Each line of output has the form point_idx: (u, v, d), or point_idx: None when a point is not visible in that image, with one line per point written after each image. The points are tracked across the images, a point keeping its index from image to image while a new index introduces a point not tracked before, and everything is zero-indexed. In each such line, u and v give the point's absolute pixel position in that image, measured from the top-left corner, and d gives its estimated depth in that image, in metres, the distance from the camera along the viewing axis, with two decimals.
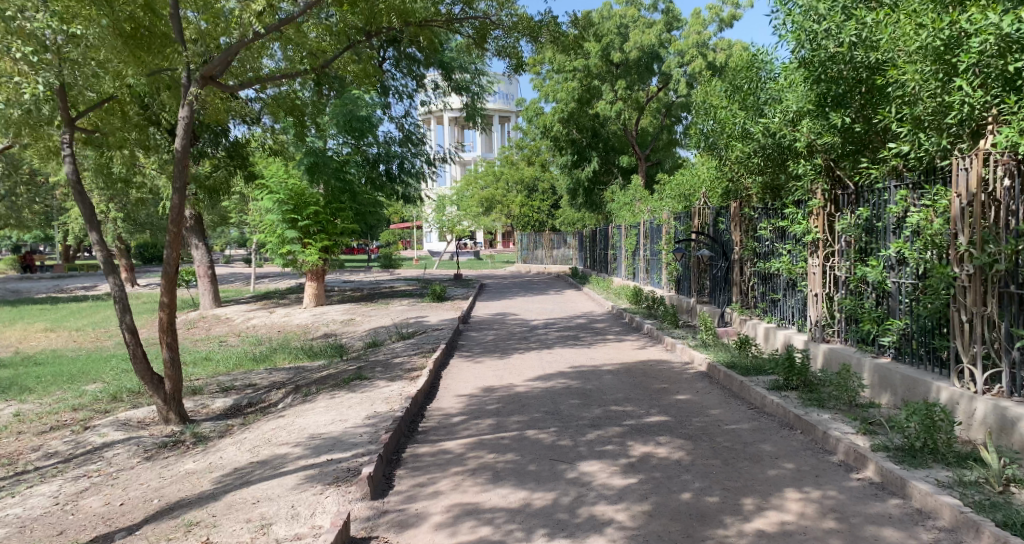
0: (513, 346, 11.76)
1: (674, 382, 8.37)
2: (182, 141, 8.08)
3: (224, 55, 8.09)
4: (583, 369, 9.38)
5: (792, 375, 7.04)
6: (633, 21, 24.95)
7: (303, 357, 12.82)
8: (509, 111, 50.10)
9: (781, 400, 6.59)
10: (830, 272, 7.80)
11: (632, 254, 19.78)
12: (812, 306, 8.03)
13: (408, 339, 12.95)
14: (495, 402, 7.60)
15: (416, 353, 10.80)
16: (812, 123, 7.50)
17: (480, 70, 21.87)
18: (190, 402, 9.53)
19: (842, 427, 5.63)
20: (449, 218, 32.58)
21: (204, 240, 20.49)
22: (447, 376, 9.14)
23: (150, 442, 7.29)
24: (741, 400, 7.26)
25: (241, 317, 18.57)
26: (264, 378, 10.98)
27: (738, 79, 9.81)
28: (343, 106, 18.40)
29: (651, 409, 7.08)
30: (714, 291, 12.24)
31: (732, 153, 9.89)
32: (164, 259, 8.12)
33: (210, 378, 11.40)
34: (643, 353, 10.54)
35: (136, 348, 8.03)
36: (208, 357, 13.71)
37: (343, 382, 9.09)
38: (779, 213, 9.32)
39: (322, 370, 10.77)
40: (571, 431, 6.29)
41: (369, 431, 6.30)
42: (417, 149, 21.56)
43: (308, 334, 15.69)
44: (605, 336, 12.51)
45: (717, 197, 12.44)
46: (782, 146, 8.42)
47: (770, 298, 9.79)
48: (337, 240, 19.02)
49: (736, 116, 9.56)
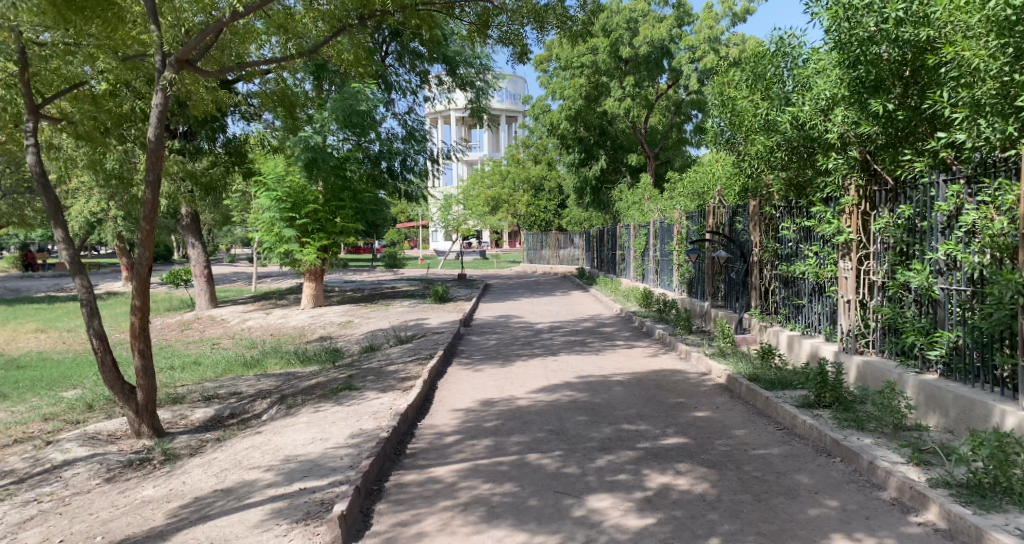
0: (516, 352, 11.05)
1: (691, 396, 7.63)
2: (155, 131, 7.43)
3: (201, 36, 7.40)
4: (591, 380, 8.66)
5: (824, 391, 6.32)
6: (642, 15, 24.02)
7: (295, 363, 12.14)
8: (515, 110, 49.58)
9: (815, 422, 5.87)
10: (865, 276, 7.12)
11: (641, 256, 19.06)
12: (844, 313, 7.35)
13: (406, 344, 12.25)
14: (495, 418, 6.89)
15: (413, 360, 10.10)
16: (846, 112, 6.78)
17: (486, 65, 21.11)
18: (169, 412, 8.86)
19: (890, 456, 4.90)
20: (454, 218, 31.91)
21: (200, 239, 19.91)
22: (444, 387, 8.44)
23: (114, 460, 6.62)
24: (767, 419, 6.54)
25: (236, 318, 17.92)
26: (251, 385, 10.30)
27: (758, 66, 9.05)
28: (344, 100, 16.71)
29: (667, 428, 6.36)
30: (731, 295, 11.49)
31: (753, 148, 9.17)
32: (135, 260, 7.47)
33: (195, 385, 10.73)
34: (656, 362, 9.79)
35: (105, 356, 7.36)
36: (198, 361, 13.03)
37: (331, 393, 8.40)
38: (804, 212, 8.62)
39: (312, 377, 10.09)
40: (579, 456, 5.59)
41: (350, 454, 5.63)
42: (421, 146, 20.73)
43: (303, 337, 15.00)
44: (614, 342, 11.77)
45: (734, 195, 11.70)
46: (808, 138, 7.71)
47: (793, 304, 9.07)
48: (337, 240, 18.38)
49: (758, 105, 8.84)
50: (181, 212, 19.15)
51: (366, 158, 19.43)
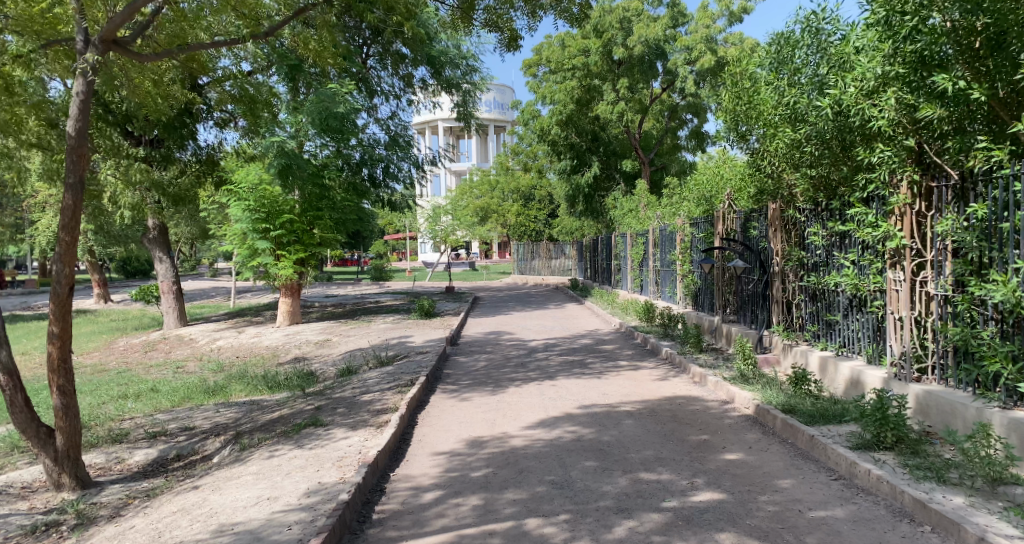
0: (508, 375, 9.86)
1: (716, 432, 6.50)
2: (77, 123, 6.24)
3: (126, 10, 6.28)
4: (596, 411, 7.50)
5: (886, 430, 5.21)
6: (636, 15, 23.00)
7: (262, 389, 10.89)
8: (503, 119, 48.60)
9: (882, 472, 4.76)
10: (921, 289, 6.08)
11: (639, 266, 18.00)
12: (893, 333, 6.38)
13: (387, 366, 10.99)
14: (484, 466, 5.71)
15: (391, 387, 8.88)
16: (898, 94, 5.71)
17: (473, 65, 19.84)
18: (105, 453, 7.60)
19: (1003, 529, 3.83)
20: (442, 228, 30.70)
21: (169, 253, 18.69)
22: (424, 422, 7.26)
23: (16, 525, 5.39)
24: (814, 463, 5.44)
25: (205, 338, 16.64)
26: (207, 418, 9.04)
27: (781, 49, 8.05)
28: (319, 101, 15.34)
29: (695, 479, 5.23)
30: (745, 308, 10.43)
31: (775, 145, 8.18)
32: (52, 278, 6.23)
33: (145, 416, 9.46)
34: (666, 386, 8.65)
35: (14, 396, 6.11)
36: (156, 387, 11.72)
37: (292, 431, 7.19)
38: (837, 215, 7.61)
39: (276, 409, 8.85)
40: (591, 521, 4.45)
41: (302, 522, 4.46)
42: (405, 152, 19.21)
43: (275, 359, 13.72)
44: (617, 362, 10.58)
45: (746, 199, 10.67)
46: (849, 126, 6.69)
47: (824, 320, 8.01)
48: (314, 252, 17.13)
49: (785, 93, 7.85)
50: (148, 224, 18.02)
51: (346, 165, 18.19)
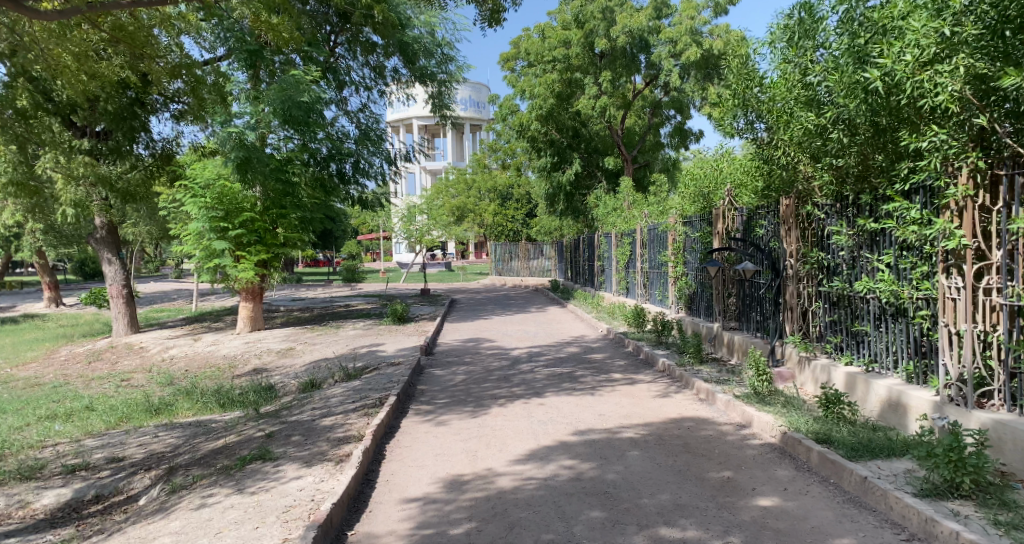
0: (488, 391, 8.76)
1: (740, 468, 5.46)
2: None
3: None
4: (594, 438, 6.43)
5: (961, 475, 4.21)
6: (619, 5, 22.03)
7: (212, 408, 9.65)
8: (480, 118, 47.54)
9: (977, 536, 3.76)
10: (987, 299, 5.08)
11: (625, 266, 17.04)
12: (946, 348, 5.38)
13: (354, 381, 9.79)
14: (466, 518, 4.62)
15: (356, 409, 7.70)
16: (967, 62, 4.75)
17: (448, 54, 18.59)
18: (9, 496, 6.33)
19: None
20: (417, 228, 29.52)
21: (119, 255, 17.33)
22: (391, 455, 6.12)
23: None
24: (872, 514, 4.43)
25: (157, 346, 15.28)
26: (142, 445, 7.80)
27: (801, 22, 7.05)
28: (282, 89, 13.84)
29: (730, 537, 4.19)
30: (750, 314, 9.51)
31: (793, 130, 7.19)
32: None
33: (70, 443, 8.17)
34: (670, 405, 7.61)
35: None
36: (90, 404, 10.39)
37: (233, 466, 6.00)
38: (867, 211, 6.63)
39: (222, 434, 7.65)
40: None
41: None
42: (377, 147, 18.00)
43: (232, 371, 12.42)
44: (611, 375, 9.52)
45: (750, 194, 9.72)
46: (891, 107, 5.72)
47: (849, 331, 7.05)
48: (278, 253, 15.85)
49: (808, 72, 6.88)
50: (96, 223, 16.66)
51: (313, 160, 16.53)
